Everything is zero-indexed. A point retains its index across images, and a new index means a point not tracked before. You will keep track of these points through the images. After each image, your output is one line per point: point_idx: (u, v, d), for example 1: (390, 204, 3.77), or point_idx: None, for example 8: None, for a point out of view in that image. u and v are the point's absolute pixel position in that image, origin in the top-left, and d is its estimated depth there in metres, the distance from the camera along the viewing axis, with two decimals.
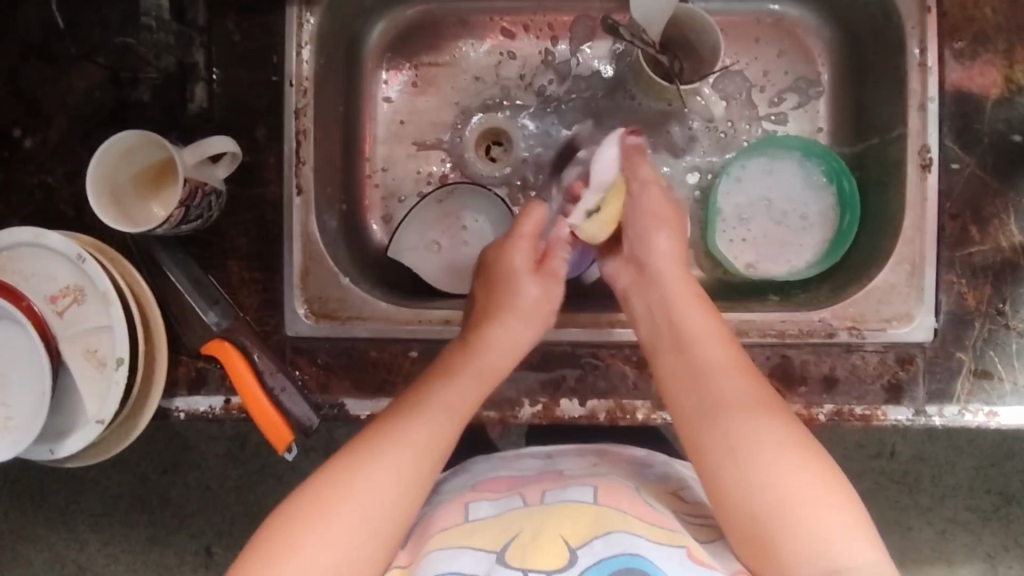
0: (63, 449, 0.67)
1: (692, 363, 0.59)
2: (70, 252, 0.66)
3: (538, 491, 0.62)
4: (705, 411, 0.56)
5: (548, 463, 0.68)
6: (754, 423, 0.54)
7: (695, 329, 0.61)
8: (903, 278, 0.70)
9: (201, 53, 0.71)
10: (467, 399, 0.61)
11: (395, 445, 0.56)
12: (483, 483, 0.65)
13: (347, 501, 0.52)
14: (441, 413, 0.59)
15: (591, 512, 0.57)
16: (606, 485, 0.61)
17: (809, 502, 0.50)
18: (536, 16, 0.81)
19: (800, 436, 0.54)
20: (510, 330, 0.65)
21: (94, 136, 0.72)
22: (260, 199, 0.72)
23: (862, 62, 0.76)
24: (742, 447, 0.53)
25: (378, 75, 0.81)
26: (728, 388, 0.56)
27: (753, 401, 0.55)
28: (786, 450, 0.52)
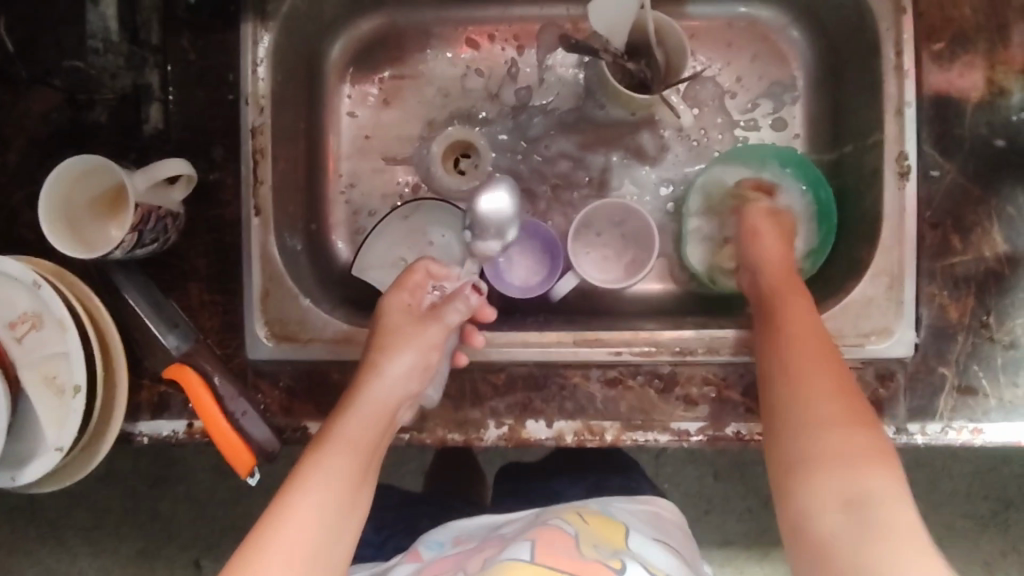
0: (23, 477, 0.66)
1: (805, 385, 0.54)
2: (26, 278, 0.66)
3: (480, 559, 0.59)
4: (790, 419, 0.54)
5: (494, 530, 0.66)
6: (863, 467, 0.48)
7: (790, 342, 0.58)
8: (881, 292, 0.67)
9: (155, 73, 0.70)
10: (359, 439, 0.59)
11: (317, 479, 0.54)
12: (427, 569, 0.62)
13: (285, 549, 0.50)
14: (341, 455, 0.57)
15: (524, 571, 0.54)
16: (543, 534, 0.58)
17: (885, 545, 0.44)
18: (502, 25, 0.79)
19: (872, 443, 0.50)
20: (398, 375, 0.63)
21: (52, 159, 0.71)
22: (220, 220, 0.70)
23: (839, 66, 0.73)
24: (823, 457, 0.50)
25: (342, 88, 0.79)
26: (846, 443, 0.50)
27: (834, 414, 0.52)
28: (859, 463, 0.49)
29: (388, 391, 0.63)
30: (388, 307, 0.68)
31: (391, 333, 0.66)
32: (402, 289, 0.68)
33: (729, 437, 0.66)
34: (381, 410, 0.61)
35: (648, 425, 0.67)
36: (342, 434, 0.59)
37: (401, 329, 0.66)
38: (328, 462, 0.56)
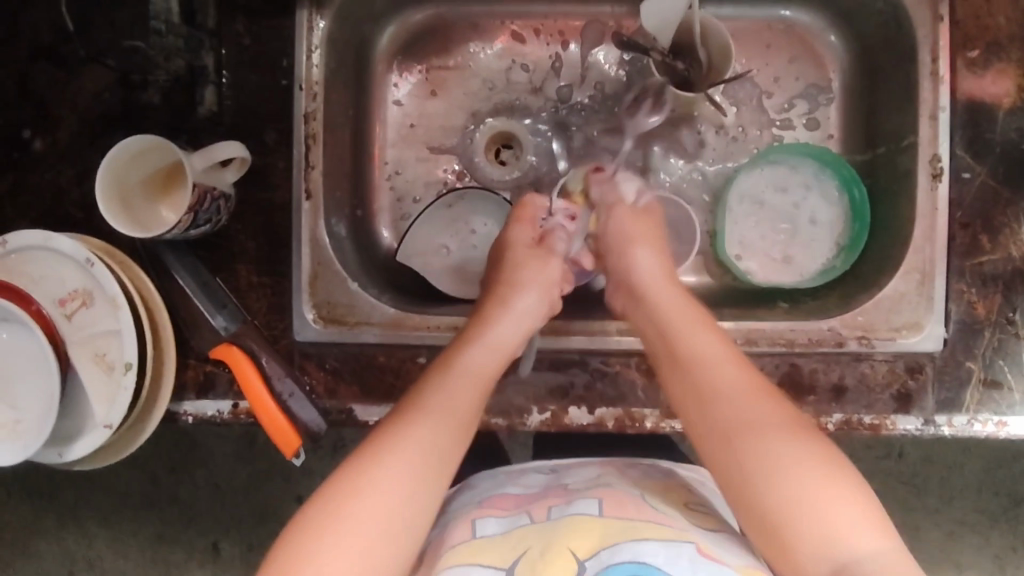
0: (71, 453, 0.66)
1: (706, 385, 0.59)
2: (78, 256, 0.66)
3: (545, 507, 0.63)
4: (716, 436, 0.57)
5: (553, 476, 0.70)
6: (780, 444, 0.54)
7: (700, 340, 0.61)
8: (913, 287, 0.70)
9: (211, 57, 0.70)
10: (472, 389, 0.61)
11: (414, 432, 0.57)
12: (490, 500, 0.66)
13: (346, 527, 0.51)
14: (445, 409, 0.59)
15: (597, 523, 0.59)
16: (608, 494, 0.63)
17: (838, 525, 0.50)
18: (547, 21, 0.80)
19: (811, 445, 0.54)
20: (522, 318, 0.67)
21: (102, 138, 0.72)
22: (269, 203, 0.71)
23: (874, 69, 0.75)
24: (769, 466, 0.53)
25: (388, 78, 0.81)
26: (782, 448, 0.54)
27: (770, 415, 0.56)
28: (804, 461, 0.53)
29: (497, 346, 0.65)
30: (507, 250, 0.72)
31: (514, 271, 0.70)
32: (524, 221, 0.73)
33: None
34: (476, 378, 0.62)
35: None
36: (441, 396, 0.60)
37: (523, 267, 0.70)
38: (410, 435, 0.57)
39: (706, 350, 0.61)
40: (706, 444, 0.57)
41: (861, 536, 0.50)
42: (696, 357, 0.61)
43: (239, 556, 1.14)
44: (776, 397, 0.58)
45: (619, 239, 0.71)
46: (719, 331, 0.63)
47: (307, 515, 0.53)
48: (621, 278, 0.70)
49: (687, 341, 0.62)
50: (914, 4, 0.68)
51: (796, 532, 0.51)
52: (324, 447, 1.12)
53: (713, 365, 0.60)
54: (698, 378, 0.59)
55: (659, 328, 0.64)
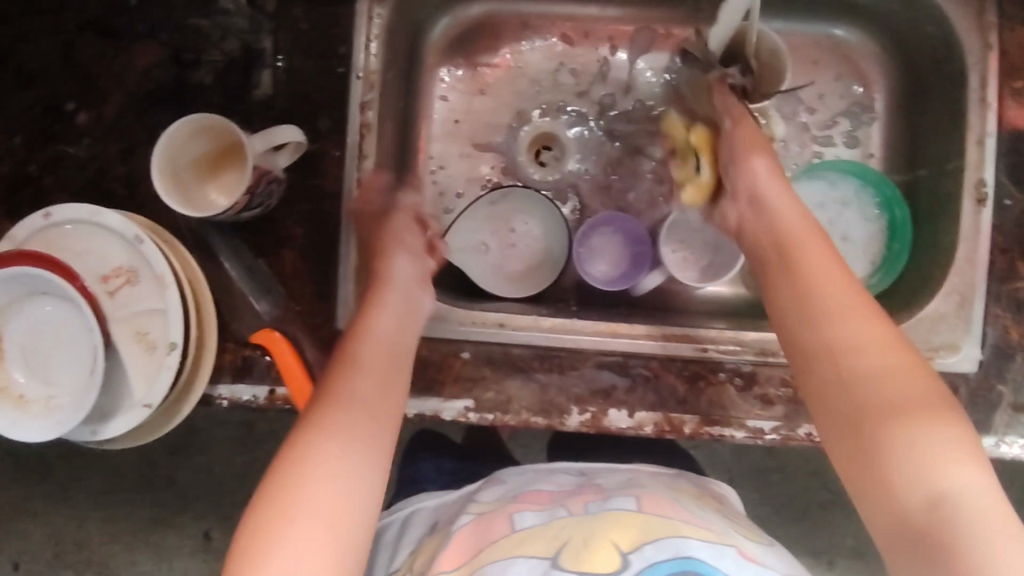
0: (106, 432, 0.65)
1: (803, 303, 0.53)
2: (126, 233, 0.65)
3: (581, 502, 0.63)
4: (815, 351, 0.51)
5: (583, 478, 0.69)
6: (883, 385, 0.46)
7: (817, 279, 0.53)
8: (952, 308, 0.70)
9: (268, 40, 0.71)
10: (400, 365, 0.56)
11: (341, 423, 0.49)
12: (524, 495, 0.66)
13: (303, 520, 0.45)
14: (369, 391, 0.52)
15: (638, 518, 0.58)
16: (646, 493, 0.63)
17: (932, 463, 0.42)
18: (599, 25, 0.81)
19: (932, 390, 0.45)
20: (394, 300, 0.61)
21: (151, 115, 0.72)
22: (318, 191, 0.71)
23: (919, 94, 0.77)
24: (872, 401, 0.46)
25: (437, 72, 0.81)
26: (849, 325, 0.50)
27: (891, 364, 0.47)
28: (914, 407, 0.45)
29: (378, 320, 0.59)
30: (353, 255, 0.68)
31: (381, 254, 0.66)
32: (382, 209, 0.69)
33: (802, 438, 0.68)
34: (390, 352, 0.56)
35: (726, 421, 0.69)
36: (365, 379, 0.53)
37: (390, 250, 0.66)
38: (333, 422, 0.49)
39: (820, 278, 0.53)
40: (810, 358, 0.51)
41: (956, 467, 0.42)
42: (808, 288, 0.53)
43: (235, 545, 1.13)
44: (908, 347, 0.48)
45: (754, 203, 0.62)
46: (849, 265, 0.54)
47: (253, 522, 0.45)
48: (752, 186, 0.62)
49: (797, 248, 0.56)
50: (967, 32, 0.70)
51: (890, 479, 0.43)
52: None
53: (822, 275, 0.53)
54: (812, 293, 0.53)
55: (776, 236, 0.58)
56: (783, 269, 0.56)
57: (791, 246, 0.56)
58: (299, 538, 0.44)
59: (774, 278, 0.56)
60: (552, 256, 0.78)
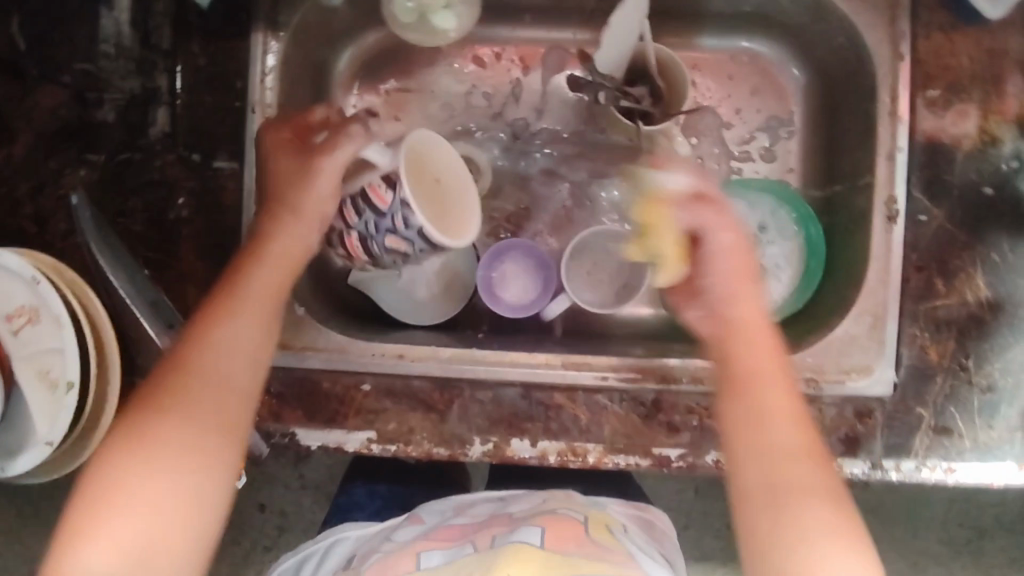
0: (12, 467, 0.67)
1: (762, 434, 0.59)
2: (26, 274, 0.67)
3: (488, 537, 0.61)
4: (761, 498, 0.57)
5: (498, 510, 0.68)
6: (819, 512, 0.55)
7: (768, 400, 0.61)
8: (864, 330, 0.69)
9: (165, 77, 0.72)
10: (257, 333, 0.56)
11: (193, 402, 0.52)
12: (435, 532, 0.64)
13: (127, 503, 0.48)
14: (225, 368, 0.54)
15: (539, 554, 0.57)
16: (554, 526, 0.62)
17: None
18: (509, 46, 0.80)
19: (838, 524, 0.55)
20: (280, 265, 0.59)
21: (58, 153, 0.72)
22: (218, 225, 0.71)
23: (835, 105, 0.74)
24: (795, 539, 0.55)
25: (347, 98, 0.80)
26: (781, 438, 0.58)
27: (821, 489, 0.57)
28: (828, 542, 0.54)
29: (244, 313, 0.56)
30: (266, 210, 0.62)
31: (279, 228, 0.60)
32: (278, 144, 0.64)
33: (708, 465, 0.67)
34: (254, 341, 0.56)
35: (630, 449, 0.68)
36: (215, 354, 0.54)
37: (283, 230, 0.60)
38: (178, 403, 0.52)
39: (768, 401, 0.61)
40: (753, 499, 0.57)
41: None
42: (760, 409, 0.61)
43: None
44: (832, 477, 0.58)
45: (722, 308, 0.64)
46: (812, 429, 0.61)
47: (75, 513, 0.48)
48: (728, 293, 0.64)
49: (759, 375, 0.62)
50: (874, 44, 0.67)
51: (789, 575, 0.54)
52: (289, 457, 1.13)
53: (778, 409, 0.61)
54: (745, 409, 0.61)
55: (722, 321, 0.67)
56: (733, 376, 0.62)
57: (738, 355, 0.65)
58: (137, 508, 0.48)
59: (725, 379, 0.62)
60: (461, 280, 0.78)
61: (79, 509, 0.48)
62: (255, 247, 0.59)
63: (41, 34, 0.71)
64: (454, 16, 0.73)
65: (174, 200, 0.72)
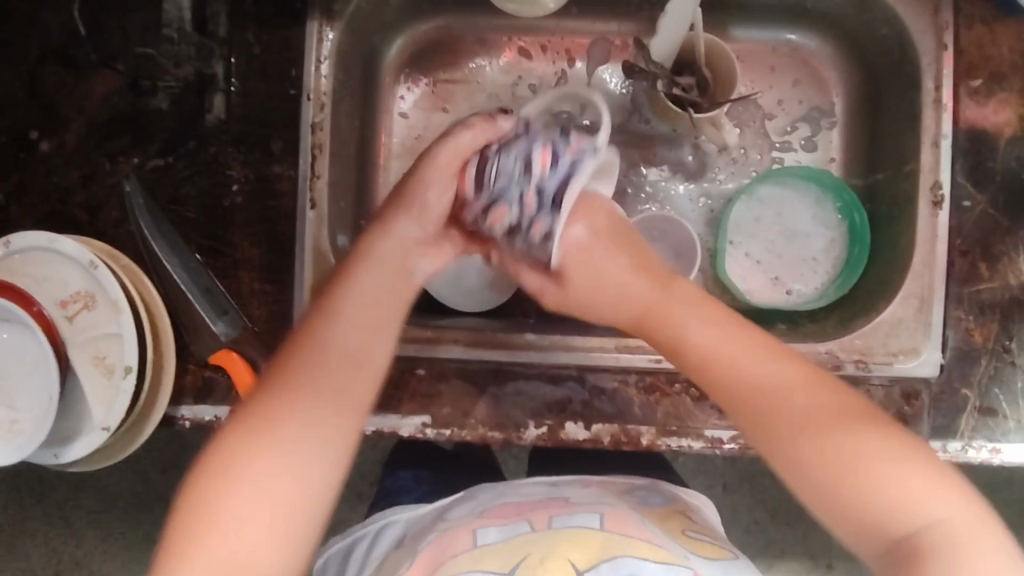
0: (66, 454, 0.67)
1: (768, 401, 0.54)
2: (82, 259, 0.67)
3: (546, 516, 0.62)
4: (784, 422, 0.53)
5: (552, 489, 0.68)
6: (846, 431, 0.51)
7: (742, 353, 0.57)
8: (911, 313, 0.70)
9: (221, 65, 0.71)
10: (358, 328, 0.58)
11: (298, 397, 0.54)
12: (490, 510, 0.65)
13: (243, 494, 0.49)
14: (330, 363, 0.56)
15: (598, 537, 0.58)
16: (612, 512, 0.62)
17: (913, 498, 0.48)
18: (555, 37, 0.81)
19: (895, 442, 0.51)
20: (385, 263, 0.61)
21: (110, 140, 0.73)
22: (275, 211, 0.72)
23: (877, 95, 0.76)
24: (840, 456, 0.51)
25: (396, 89, 0.82)
26: (798, 393, 0.54)
27: (832, 408, 0.53)
28: (883, 453, 0.50)
29: (336, 300, 0.58)
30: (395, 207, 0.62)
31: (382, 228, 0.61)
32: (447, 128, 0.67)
33: None
34: (358, 353, 0.57)
35: (683, 432, 0.69)
36: (322, 353, 0.56)
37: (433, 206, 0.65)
38: (283, 411, 0.53)
39: (772, 369, 0.56)
40: (777, 436, 0.54)
41: (929, 505, 0.48)
42: (761, 375, 0.55)
43: None
44: (839, 390, 0.55)
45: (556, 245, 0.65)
46: (787, 352, 0.58)
47: (186, 511, 0.49)
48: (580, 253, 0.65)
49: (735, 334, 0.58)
50: (919, 33, 0.69)
51: (867, 513, 0.49)
52: None
53: (743, 358, 0.56)
54: (720, 371, 0.57)
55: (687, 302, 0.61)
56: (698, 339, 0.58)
57: (688, 313, 0.60)
58: (243, 502, 0.49)
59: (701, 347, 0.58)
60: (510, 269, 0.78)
61: (190, 507, 0.49)
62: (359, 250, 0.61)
63: (95, 21, 0.73)
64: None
65: (229, 187, 0.72)
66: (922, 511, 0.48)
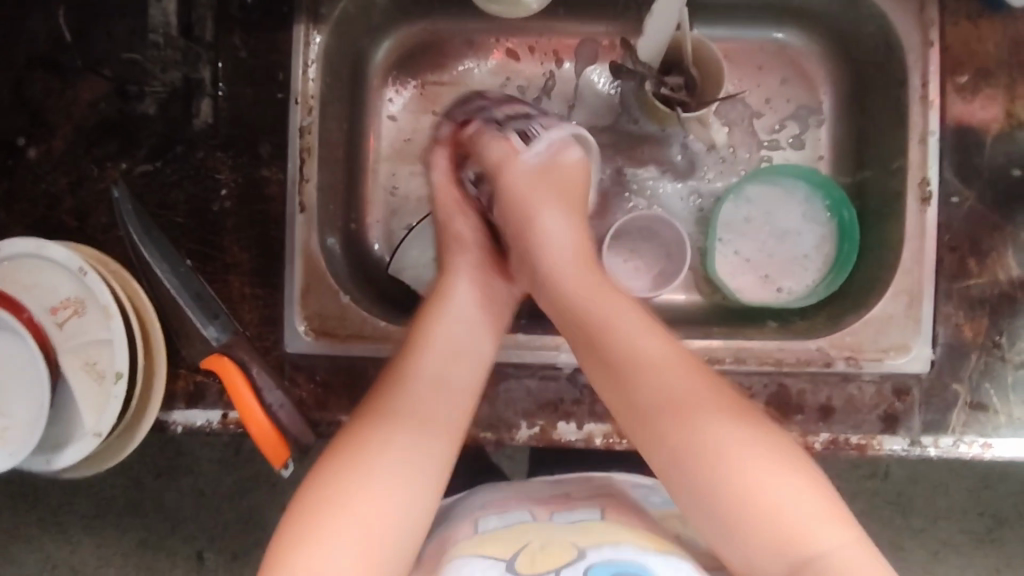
0: (59, 461, 0.67)
1: (666, 393, 0.54)
2: (72, 265, 0.67)
3: (547, 509, 0.62)
4: (661, 414, 0.54)
5: (552, 486, 0.67)
6: (733, 437, 0.52)
7: (642, 341, 0.57)
8: (900, 309, 0.70)
9: (208, 69, 0.71)
10: (451, 357, 0.60)
11: (404, 417, 0.56)
12: (492, 502, 0.64)
13: (351, 508, 0.51)
14: (433, 386, 0.58)
15: (598, 526, 0.58)
16: (612, 506, 0.62)
17: (797, 523, 0.49)
18: (542, 39, 0.81)
19: (788, 462, 0.52)
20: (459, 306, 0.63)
21: (98, 147, 0.73)
22: (264, 214, 0.72)
23: (865, 93, 0.76)
24: (715, 463, 0.51)
25: (384, 92, 0.82)
26: (688, 392, 0.54)
27: (721, 412, 0.53)
28: (775, 469, 0.51)
29: (474, 329, 0.63)
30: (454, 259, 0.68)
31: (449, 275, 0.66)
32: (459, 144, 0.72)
33: None
34: (452, 381, 0.59)
35: None
36: (420, 375, 0.59)
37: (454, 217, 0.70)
38: (389, 439, 0.55)
39: (650, 349, 0.56)
40: (659, 431, 0.54)
41: (819, 535, 0.48)
42: (636, 354, 0.56)
43: (224, 564, 1.15)
44: (732, 396, 0.55)
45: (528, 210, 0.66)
46: (675, 343, 0.58)
47: (286, 526, 0.51)
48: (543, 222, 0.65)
49: (592, 312, 0.59)
50: (904, 30, 0.69)
51: (744, 528, 0.50)
52: None
53: (654, 359, 0.56)
54: (616, 360, 0.56)
55: (559, 303, 0.61)
56: (596, 326, 0.58)
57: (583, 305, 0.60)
58: (352, 515, 0.51)
59: (593, 341, 0.58)
60: None
61: (302, 522, 0.51)
62: (438, 293, 0.65)
63: (82, 27, 0.73)
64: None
65: (217, 192, 0.72)
66: (812, 539, 0.48)
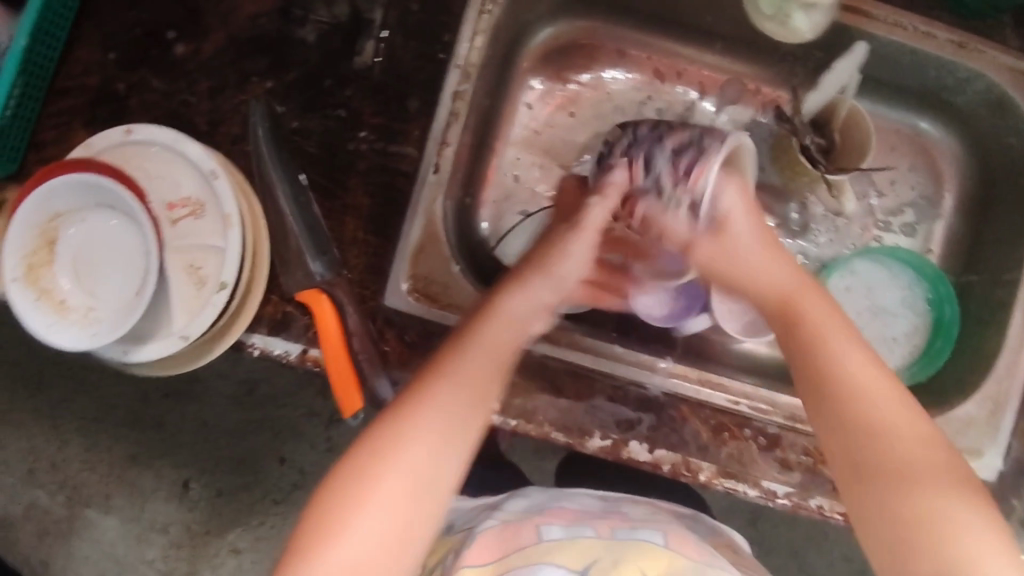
0: (137, 355, 0.65)
1: (854, 404, 0.55)
2: (204, 166, 0.66)
3: (608, 526, 0.62)
4: (852, 430, 0.55)
5: (602, 501, 0.68)
6: (919, 463, 0.53)
7: (844, 351, 0.58)
8: (983, 414, 0.69)
9: (380, 13, 0.73)
10: (504, 339, 0.58)
11: (443, 390, 0.55)
12: (548, 509, 0.65)
13: (387, 485, 0.51)
14: (478, 359, 0.56)
15: (662, 554, 0.59)
16: (672, 532, 0.63)
17: (959, 543, 0.49)
18: (692, 67, 0.83)
19: (958, 485, 0.52)
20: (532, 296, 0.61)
21: (246, 60, 0.73)
22: (394, 166, 0.72)
23: (990, 201, 0.78)
24: (895, 482, 0.52)
25: (527, 79, 0.82)
26: (879, 404, 0.55)
27: (908, 429, 0.54)
28: (944, 491, 0.51)
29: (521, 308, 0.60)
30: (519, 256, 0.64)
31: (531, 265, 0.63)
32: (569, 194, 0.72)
33: (812, 509, 0.68)
34: (499, 360, 0.57)
35: (740, 476, 0.69)
36: (476, 345, 0.57)
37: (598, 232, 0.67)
38: (438, 404, 0.54)
39: (849, 362, 0.57)
40: (838, 446, 0.56)
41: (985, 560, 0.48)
42: (838, 371, 0.57)
43: (207, 498, 1.13)
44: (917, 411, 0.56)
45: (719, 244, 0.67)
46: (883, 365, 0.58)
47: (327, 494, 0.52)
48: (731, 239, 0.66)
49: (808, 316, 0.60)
50: None
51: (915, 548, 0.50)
52: (325, 412, 1.12)
53: (863, 380, 0.56)
54: (825, 374, 0.57)
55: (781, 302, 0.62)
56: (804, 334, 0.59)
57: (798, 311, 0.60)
58: (383, 497, 0.51)
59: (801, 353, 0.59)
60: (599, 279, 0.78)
61: (336, 494, 0.52)
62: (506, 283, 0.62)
63: None
64: (812, 20, 0.70)
65: (354, 133, 0.72)
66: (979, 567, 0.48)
